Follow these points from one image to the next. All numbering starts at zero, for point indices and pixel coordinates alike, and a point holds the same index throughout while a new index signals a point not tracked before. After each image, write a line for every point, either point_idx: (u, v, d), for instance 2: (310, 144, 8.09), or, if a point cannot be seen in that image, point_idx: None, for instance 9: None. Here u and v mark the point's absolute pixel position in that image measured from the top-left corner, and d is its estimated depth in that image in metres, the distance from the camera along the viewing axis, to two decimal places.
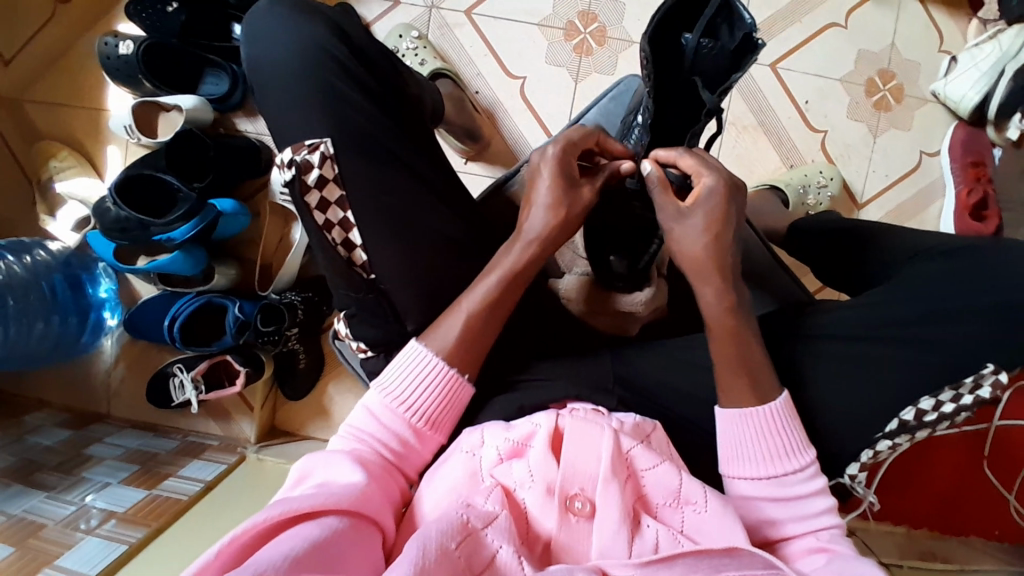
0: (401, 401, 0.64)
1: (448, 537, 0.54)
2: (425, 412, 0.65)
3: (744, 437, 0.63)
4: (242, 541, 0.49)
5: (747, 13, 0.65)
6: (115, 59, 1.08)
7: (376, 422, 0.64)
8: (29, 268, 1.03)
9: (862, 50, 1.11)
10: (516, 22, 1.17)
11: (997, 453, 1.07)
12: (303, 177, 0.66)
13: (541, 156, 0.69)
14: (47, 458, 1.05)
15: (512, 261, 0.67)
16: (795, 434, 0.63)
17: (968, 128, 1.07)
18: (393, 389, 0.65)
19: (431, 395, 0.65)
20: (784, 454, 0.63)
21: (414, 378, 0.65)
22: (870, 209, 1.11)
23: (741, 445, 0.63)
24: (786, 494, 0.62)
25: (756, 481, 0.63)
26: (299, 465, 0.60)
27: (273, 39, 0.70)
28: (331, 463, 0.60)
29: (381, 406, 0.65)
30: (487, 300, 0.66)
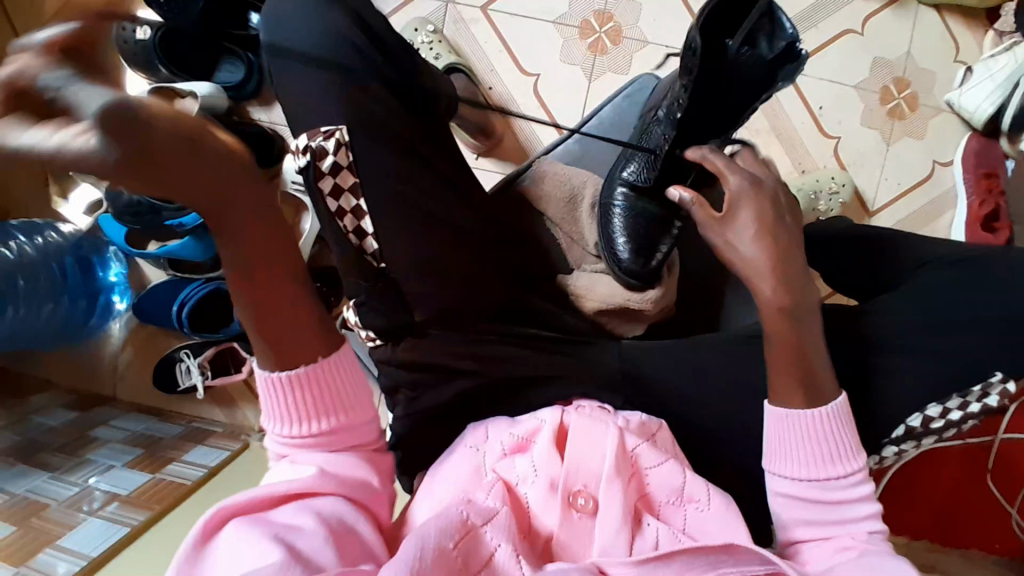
0: (294, 401, 0.59)
1: (447, 535, 0.54)
2: (317, 407, 0.58)
3: (793, 437, 0.60)
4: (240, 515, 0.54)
5: (790, 24, 0.69)
6: (130, 43, 1.04)
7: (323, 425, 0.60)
8: (40, 249, 1.05)
9: (878, 58, 1.11)
10: (532, 19, 1.17)
11: (1002, 469, 1.06)
12: (318, 163, 0.68)
13: None
14: (53, 439, 1.06)
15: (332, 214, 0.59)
16: (848, 439, 0.60)
17: (982, 139, 1.07)
18: (283, 396, 0.59)
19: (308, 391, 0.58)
20: (832, 459, 0.59)
21: (289, 379, 0.59)
22: (881, 216, 1.11)
23: (787, 445, 0.60)
24: (831, 498, 0.59)
25: (799, 481, 0.60)
26: None
27: (293, 27, 0.71)
28: (275, 475, 0.58)
29: (288, 415, 0.60)
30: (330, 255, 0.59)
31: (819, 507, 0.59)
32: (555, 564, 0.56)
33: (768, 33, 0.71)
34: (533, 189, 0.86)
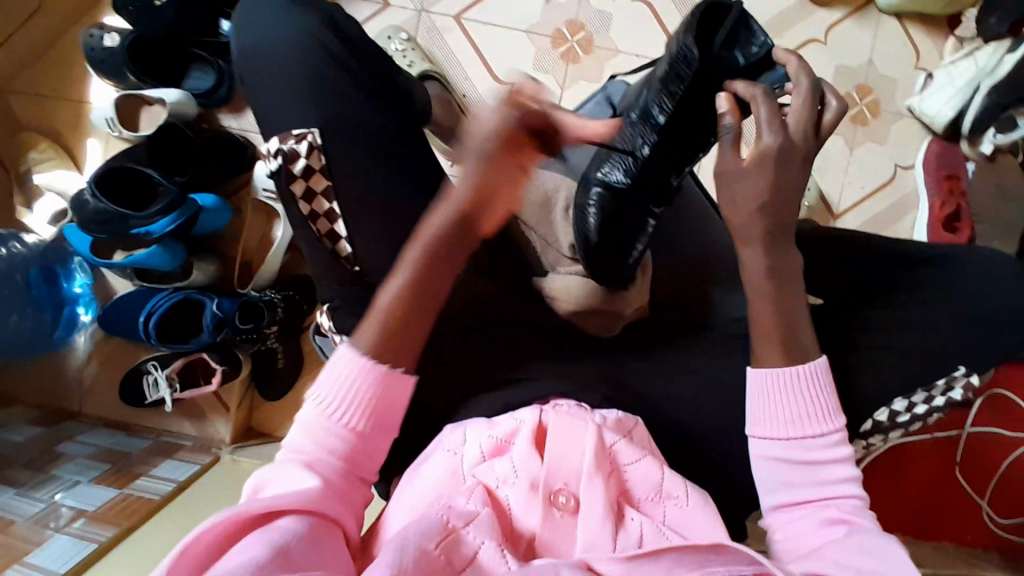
0: (335, 405, 0.62)
1: (429, 538, 0.54)
2: (364, 413, 0.62)
3: (779, 396, 0.61)
4: (198, 549, 0.48)
5: (764, 36, 0.71)
6: (99, 51, 1.07)
7: (316, 435, 0.61)
8: (4, 261, 1.01)
9: (841, 65, 1.14)
10: (505, 28, 1.18)
11: (970, 459, 1.08)
12: (289, 166, 0.68)
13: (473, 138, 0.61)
14: (16, 455, 1.03)
15: (419, 252, 0.64)
16: (829, 399, 0.61)
17: (943, 144, 1.10)
18: (329, 400, 0.62)
19: (359, 395, 0.62)
20: (812, 417, 0.60)
21: (342, 382, 0.62)
22: (847, 219, 1.13)
23: (768, 406, 0.61)
24: (812, 458, 0.60)
25: (781, 442, 0.60)
26: (251, 481, 0.58)
27: (265, 34, 0.70)
28: (281, 473, 0.58)
29: (321, 418, 0.61)
30: (403, 291, 0.64)
31: (800, 467, 0.60)
32: (541, 561, 0.55)
33: (741, 39, 0.72)
34: None
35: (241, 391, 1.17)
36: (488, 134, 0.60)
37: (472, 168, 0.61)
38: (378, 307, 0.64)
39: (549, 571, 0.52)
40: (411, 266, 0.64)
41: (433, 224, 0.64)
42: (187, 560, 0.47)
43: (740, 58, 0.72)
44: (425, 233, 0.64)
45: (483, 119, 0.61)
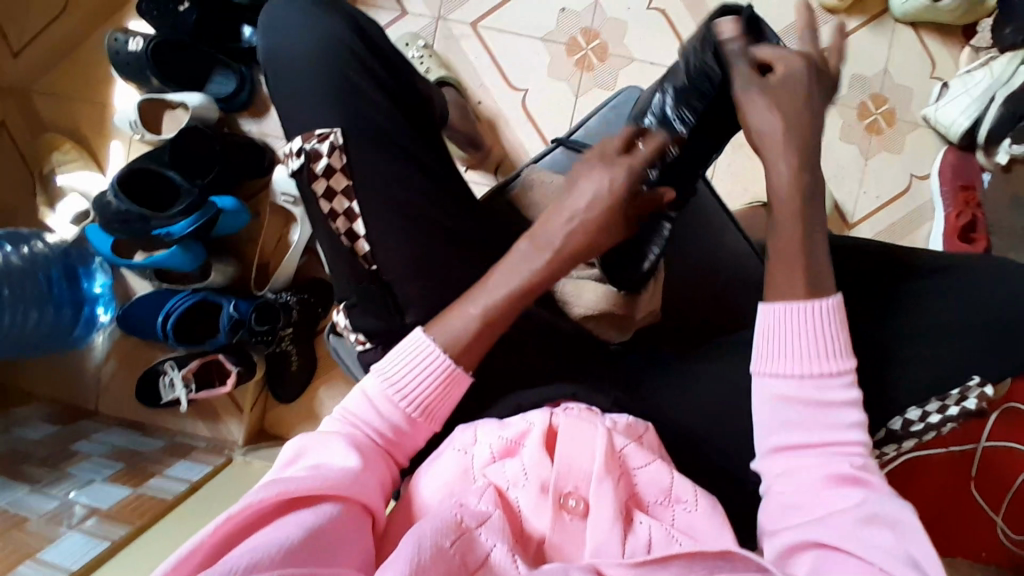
0: (401, 390, 0.64)
1: (443, 536, 0.55)
2: (423, 405, 0.64)
3: (790, 332, 0.59)
4: (234, 521, 0.51)
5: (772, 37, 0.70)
6: (124, 55, 1.08)
7: (373, 410, 0.63)
8: (27, 259, 1.03)
9: (856, 75, 1.14)
10: (521, 36, 1.19)
11: (985, 475, 1.08)
12: (311, 165, 0.69)
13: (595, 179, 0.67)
14: (32, 452, 1.04)
15: (530, 274, 0.65)
16: (840, 338, 0.59)
17: (959, 154, 1.09)
18: (394, 380, 0.64)
19: (427, 386, 0.64)
20: (822, 355, 0.59)
21: (414, 368, 0.64)
22: (861, 229, 1.13)
23: (777, 341, 0.60)
24: (820, 399, 0.58)
25: (789, 375, 0.59)
26: (292, 445, 0.61)
27: (291, 34, 0.72)
28: (326, 444, 0.61)
29: (379, 394, 0.64)
30: (496, 304, 0.65)
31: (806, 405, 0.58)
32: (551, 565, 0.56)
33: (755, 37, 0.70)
34: (522, 194, 0.86)
35: (255, 394, 1.18)
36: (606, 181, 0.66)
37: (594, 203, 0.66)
38: (466, 313, 0.65)
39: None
40: (509, 290, 0.65)
41: (543, 247, 0.66)
42: (224, 532, 0.50)
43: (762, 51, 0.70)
44: (534, 258, 0.66)
45: (598, 177, 0.67)
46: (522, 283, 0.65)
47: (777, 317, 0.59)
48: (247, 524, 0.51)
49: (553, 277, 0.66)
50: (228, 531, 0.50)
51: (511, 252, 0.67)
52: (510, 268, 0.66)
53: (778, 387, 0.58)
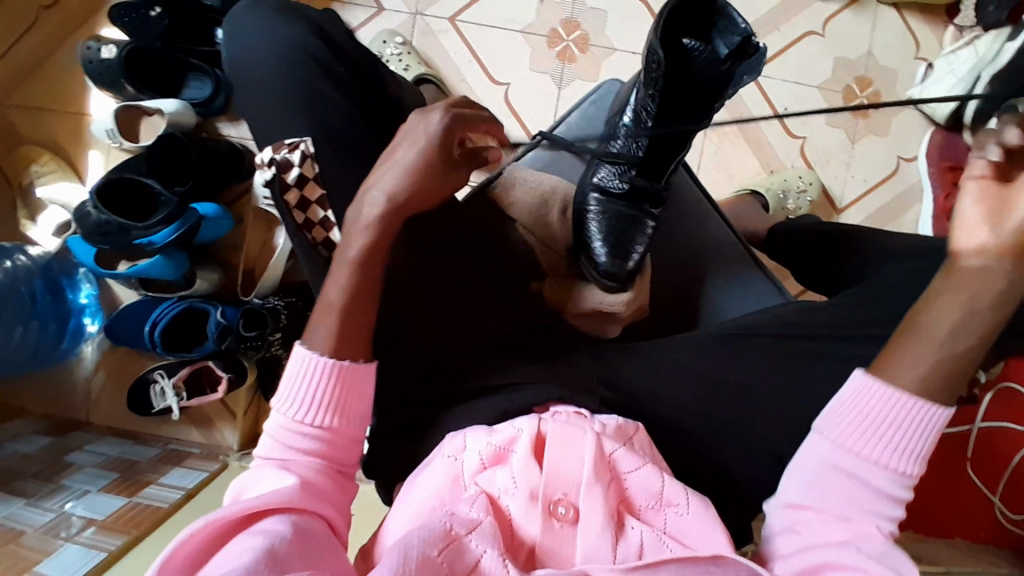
0: (300, 407, 0.61)
1: (431, 544, 0.54)
2: (323, 408, 0.61)
3: (872, 408, 0.55)
4: (177, 558, 0.49)
5: (740, 19, 0.70)
6: (97, 63, 1.07)
7: (282, 443, 0.61)
8: (9, 273, 1.01)
9: (840, 58, 1.13)
10: (499, 29, 1.18)
11: (980, 455, 1.08)
12: (283, 175, 0.68)
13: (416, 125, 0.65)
14: (25, 465, 1.04)
15: (361, 252, 0.64)
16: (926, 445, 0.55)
17: (946, 134, 1.08)
18: (291, 402, 0.61)
19: (318, 392, 0.61)
20: (903, 453, 0.55)
21: (302, 380, 0.61)
22: (849, 214, 1.12)
23: (856, 416, 0.56)
24: (879, 488, 0.55)
25: (850, 457, 0.56)
26: (230, 491, 0.59)
27: (254, 41, 0.71)
28: (258, 478, 0.58)
29: (284, 424, 0.61)
30: (349, 289, 0.64)
31: (863, 491, 0.55)
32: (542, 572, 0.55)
33: (720, 30, 0.73)
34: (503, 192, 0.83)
35: (247, 399, 1.18)
36: (427, 134, 0.64)
37: (412, 158, 0.64)
38: (330, 304, 0.63)
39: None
40: (345, 263, 0.64)
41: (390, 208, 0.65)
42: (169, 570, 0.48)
43: (722, 48, 0.73)
44: (364, 230, 0.64)
45: (420, 123, 0.65)
46: (364, 249, 0.64)
47: (874, 396, 0.56)
48: (193, 558, 0.49)
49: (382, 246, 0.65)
50: (174, 568, 0.48)
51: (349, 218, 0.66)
52: (357, 232, 0.64)
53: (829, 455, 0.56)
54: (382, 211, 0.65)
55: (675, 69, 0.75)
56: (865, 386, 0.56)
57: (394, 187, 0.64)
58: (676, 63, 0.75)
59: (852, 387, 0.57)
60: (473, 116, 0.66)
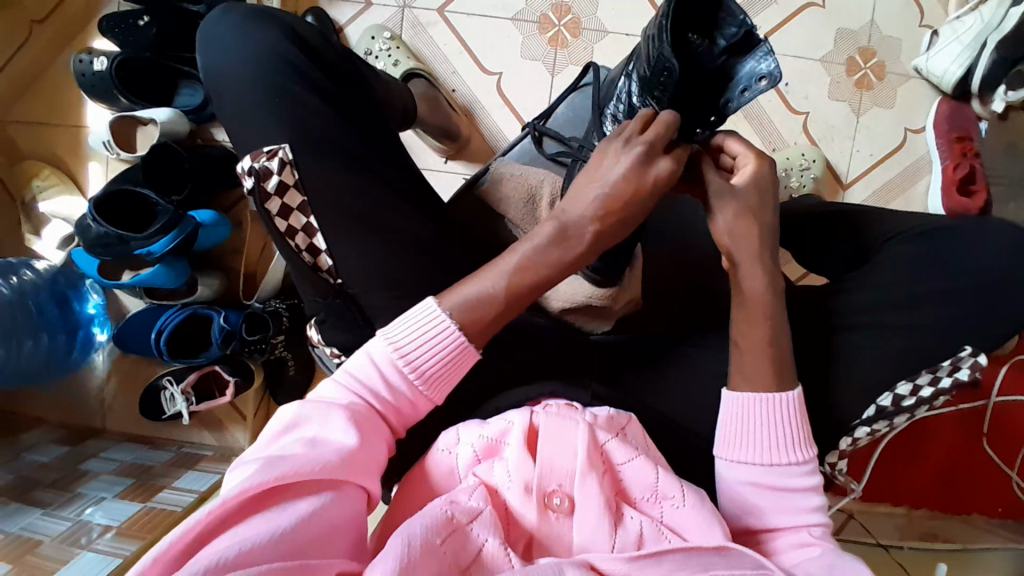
0: (411, 363, 0.60)
1: (433, 532, 0.53)
2: (430, 375, 0.60)
3: (752, 422, 0.61)
4: (230, 506, 0.49)
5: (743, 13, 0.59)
6: (90, 75, 1.08)
7: (378, 377, 0.60)
8: (16, 289, 1.03)
9: (841, 29, 1.09)
10: (489, 18, 1.16)
11: (996, 431, 1.06)
12: (262, 185, 0.67)
13: (621, 147, 0.63)
14: (44, 475, 1.06)
15: (533, 250, 0.62)
16: (802, 431, 0.61)
17: (953, 104, 1.05)
18: (402, 347, 0.60)
19: (439, 359, 0.60)
20: (786, 447, 0.60)
21: (425, 336, 0.60)
22: (855, 189, 1.09)
23: (744, 432, 0.61)
24: (783, 485, 0.60)
25: (755, 468, 0.60)
26: (289, 411, 0.57)
27: (226, 48, 0.71)
28: (328, 415, 0.57)
29: (386, 361, 0.60)
30: (515, 276, 0.62)
31: (770, 493, 0.60)
32: (544, 560, 0.54)
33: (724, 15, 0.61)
34: (491, 189, 0.83)
35: (256, 400, 1.19)
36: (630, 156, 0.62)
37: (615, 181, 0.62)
38: (493, 292, 0.61)
39: (553, 570, 0.51)
40: (526, 260, 0.62)
41: (556, 217, 0.63)
42: (219, 514, 0.49)
43: (719, 41, 0.61)
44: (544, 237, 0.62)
45: (627, 157, 0.63)
46: (542, 274, 0.62)
47: (746, 410, 0.61)
48: (242, 505, 0.50)
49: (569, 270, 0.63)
50: (223, 515, 0.49)
51: (529, 234, 0.63)
52: (537, 253, 0.62)
53: (743, 474, 0.61)
54: (594, 237, 0.62)
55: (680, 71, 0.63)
56: (734, 404, 0.62)
57: (603, 204, 0.62)
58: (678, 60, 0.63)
59: (726, 410, 0.62)
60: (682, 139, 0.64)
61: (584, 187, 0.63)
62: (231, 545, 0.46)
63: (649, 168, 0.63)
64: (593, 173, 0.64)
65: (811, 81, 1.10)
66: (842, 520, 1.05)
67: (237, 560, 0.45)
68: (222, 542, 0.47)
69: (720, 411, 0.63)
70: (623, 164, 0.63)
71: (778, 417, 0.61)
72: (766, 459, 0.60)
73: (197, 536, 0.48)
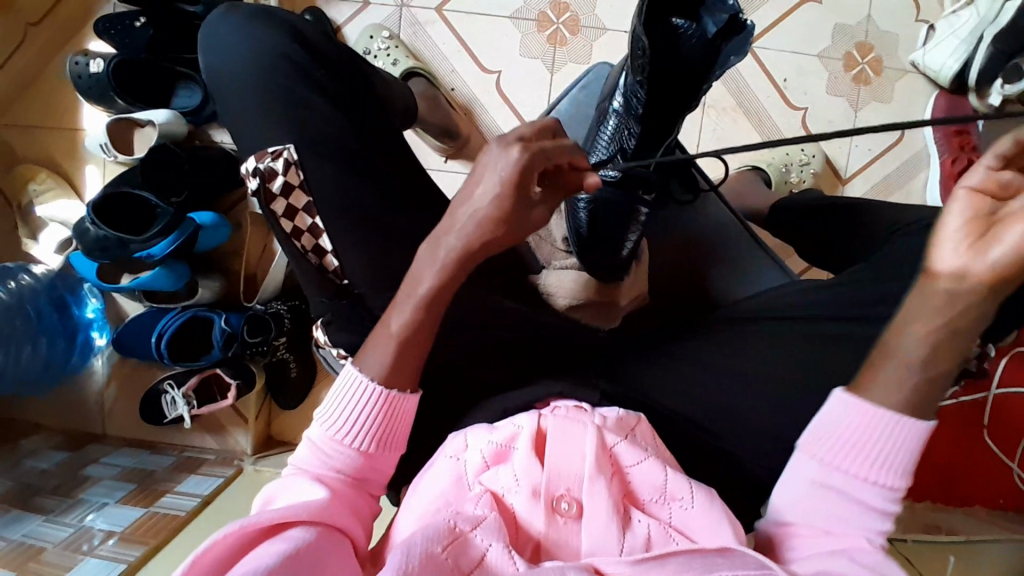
0: (345, 429, 0.61)
1: (434, 541, 0.53)
2: (371, 435, 0.61)
3: (853, 428, 0.55)
4: (206, 562, 0.48)
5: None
6: (86, 78, 1.07)
7: (322, 455, 0.61)
8: (14, 294, 1.02)
9: (839, 24, 1.10)
10: (487, 16, 1.16)
11: (999, 423, 1.07)
12: (267, 185, 0.68)
13: (502, 157, 0.58)
14: (44, 481, 1.05)
15: (429, 286, 0.61)
16: (912, 458, 0.55)
17: (950, 98, 1.06)
18: (335, 420, 0.61)
19: (370, 418, 0.61)
20: (881, 465, 0.55)
21: (352, 402, 0.61)
22: (855, 184, 1.10)
23: (838, 437, 0.56)
24: (860, 504, 0.55)
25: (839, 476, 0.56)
26: (261, 498, 0.59)
27: (231, 48, 0.71)
28: (291, 486, 0.59)
29: (326, 438, 0.61)
30: (415, 321, 0.61)
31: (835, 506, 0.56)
32: (549, 563, 0.54)
33: (709, 5, 0.68)
34: None
35: (258, 403, 1.19)
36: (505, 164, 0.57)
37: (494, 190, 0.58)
38: (390, 336, 0.61)
39: None
40: (417, 301, 0.61)
41: (433, 245, 0.61)
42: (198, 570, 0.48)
43: (710, 25, 0.68)
44: (433, 266, 0.61)
45: (500, 156, 0.58)
46: (424, 297, 0.61)
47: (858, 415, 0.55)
48: (223, 557, 0.49)
49: (452, 286, 0.61)
50: (204, 569, 0.48)
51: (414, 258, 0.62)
52: (419, 273, 0.61)
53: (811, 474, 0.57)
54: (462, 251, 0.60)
55: (664, 49, 0.69)
56: (845, 404, 0.56)
57: (479, 216, 0.59)
58: (664, 42, 0.69)
59: (830, 408, 0.56)
60: (545, 151, 0.58)
61: (456, 209, 0.60)
62: None
63: (503, 156, 0.58)
64: (470, 186, 0.59)
65: (806, 75, 1.11)
66: None
67: None
68: None
69: (828, 406, 0.57)
70: (489, 179, 0.58)
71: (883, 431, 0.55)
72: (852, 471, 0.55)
73: None
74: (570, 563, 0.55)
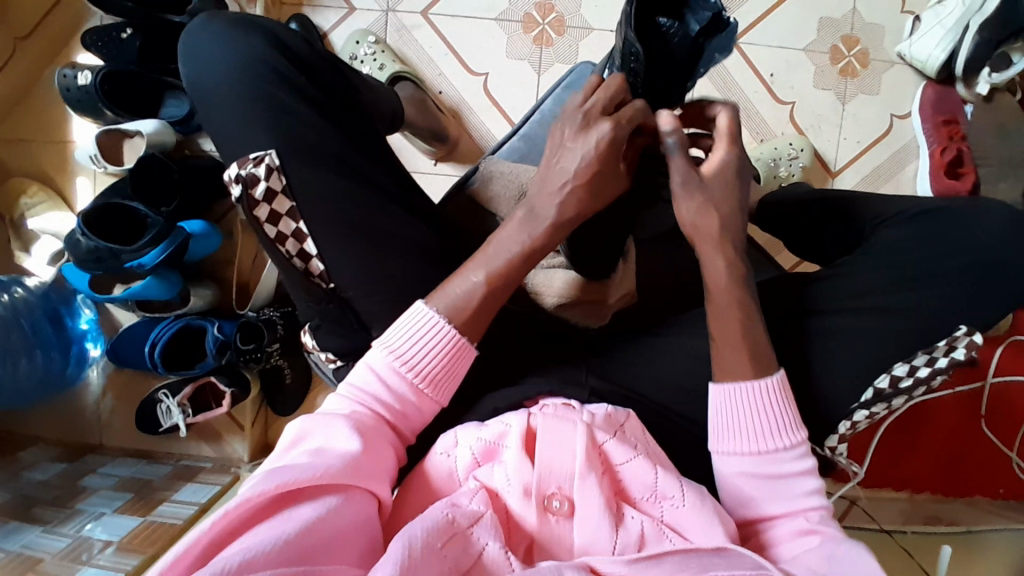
0: (406, 365, 0.61)
1: (434, 536, 0.52)
2: (429, 376, 0.62)
3: (735, 415, 0.62)
4: (234, 515, 0.48)
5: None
6: (75, 90, 1.07)
7: (377, 382, 0.61)
8: (8, 308, 1.02)
9: (824, 17, 1.10)
10: (474, 19, 1.16)
11: (995, 412, 1.06)
12: (250, 191, 0.67)
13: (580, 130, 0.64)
14: (42, 493, 1.05)
15: (524, 240, 0.64)
16: (789, 417, 0.62)
17: (939, 88, 1.07)
18: (399, 352, 0.61)
19: (437, 359, 0.62)
20: (774, 433, 0.61)
21: (420, 336, 0.62)
22: (845, 176, 1.10)
23: (731, 422, 0.62)
24: (777, 472, 0.61)
25: (746, 458, 0.61)
26: (294, 427, 0.58)
27: (212, 57, 0.70)
28: (332, 422, 0.58)
29: (385, 366, 0.61)
30: (501, 274, 0.63)
31: (765, 483, 0.61)
32: (544, 563, 0.54)
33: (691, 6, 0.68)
34: (481, 190, 0.84)
35: (254, 409, 1.20)
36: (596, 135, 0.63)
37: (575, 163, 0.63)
38: (472, 283, 0.63)
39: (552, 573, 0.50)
40: (512, 253, 0.63)
41: (542, 214, 0.64)
42: (223, 526, 0.48)
43: (693, 24, 0.68)
44: (526, 223, 0.64)
45: (591, 130, 0.64)
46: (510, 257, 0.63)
47: (733, 398, 0.62)
48: (250, 514, 0.49)
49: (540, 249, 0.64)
50: (228, 524, 0.48)
51: (502, 227, 0.65)
52: (508, 237, 0.64)
53: (732, 465, 0.62)
54: (561, 213, 0.64)
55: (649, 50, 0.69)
56: (720, 394, 0.63)
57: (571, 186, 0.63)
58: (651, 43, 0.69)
59: (713, 402, 0.63)
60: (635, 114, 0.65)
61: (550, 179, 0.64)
62: (231, 556, 0.45)
63: (591, 134, 0.64)
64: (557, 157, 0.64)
65: (794, 68, 1.11)
66: (845, 506, 1.05)
67: (243, 566, 0.44)
68: (228, 552, 0.46)
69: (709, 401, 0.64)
70: (567, 136, 0.64)
71: (758, 404, 0.62)
72: (752, 446, 0.61)
73: (207, 550, 0.47)
74: (564, 562, 0.54)
